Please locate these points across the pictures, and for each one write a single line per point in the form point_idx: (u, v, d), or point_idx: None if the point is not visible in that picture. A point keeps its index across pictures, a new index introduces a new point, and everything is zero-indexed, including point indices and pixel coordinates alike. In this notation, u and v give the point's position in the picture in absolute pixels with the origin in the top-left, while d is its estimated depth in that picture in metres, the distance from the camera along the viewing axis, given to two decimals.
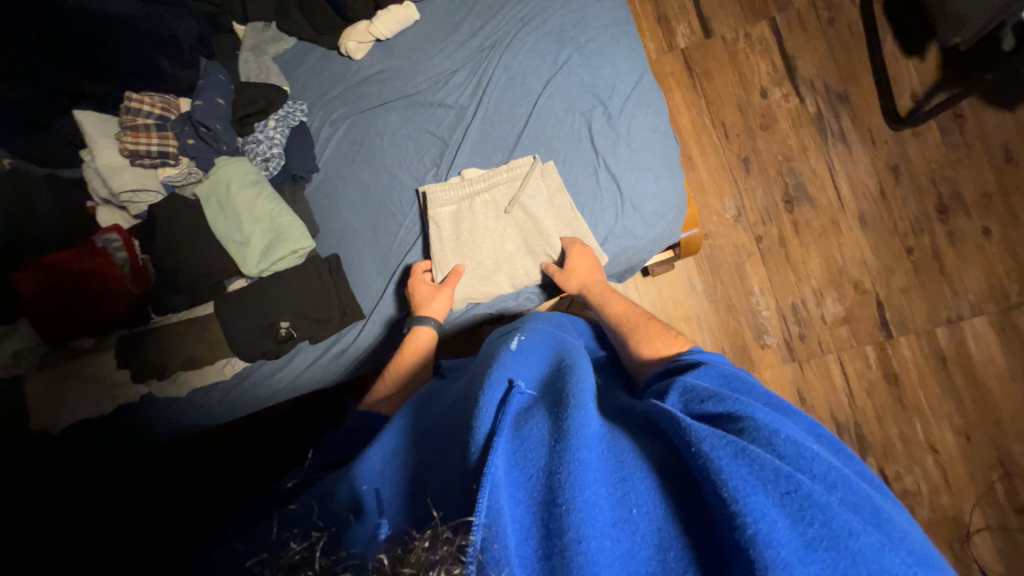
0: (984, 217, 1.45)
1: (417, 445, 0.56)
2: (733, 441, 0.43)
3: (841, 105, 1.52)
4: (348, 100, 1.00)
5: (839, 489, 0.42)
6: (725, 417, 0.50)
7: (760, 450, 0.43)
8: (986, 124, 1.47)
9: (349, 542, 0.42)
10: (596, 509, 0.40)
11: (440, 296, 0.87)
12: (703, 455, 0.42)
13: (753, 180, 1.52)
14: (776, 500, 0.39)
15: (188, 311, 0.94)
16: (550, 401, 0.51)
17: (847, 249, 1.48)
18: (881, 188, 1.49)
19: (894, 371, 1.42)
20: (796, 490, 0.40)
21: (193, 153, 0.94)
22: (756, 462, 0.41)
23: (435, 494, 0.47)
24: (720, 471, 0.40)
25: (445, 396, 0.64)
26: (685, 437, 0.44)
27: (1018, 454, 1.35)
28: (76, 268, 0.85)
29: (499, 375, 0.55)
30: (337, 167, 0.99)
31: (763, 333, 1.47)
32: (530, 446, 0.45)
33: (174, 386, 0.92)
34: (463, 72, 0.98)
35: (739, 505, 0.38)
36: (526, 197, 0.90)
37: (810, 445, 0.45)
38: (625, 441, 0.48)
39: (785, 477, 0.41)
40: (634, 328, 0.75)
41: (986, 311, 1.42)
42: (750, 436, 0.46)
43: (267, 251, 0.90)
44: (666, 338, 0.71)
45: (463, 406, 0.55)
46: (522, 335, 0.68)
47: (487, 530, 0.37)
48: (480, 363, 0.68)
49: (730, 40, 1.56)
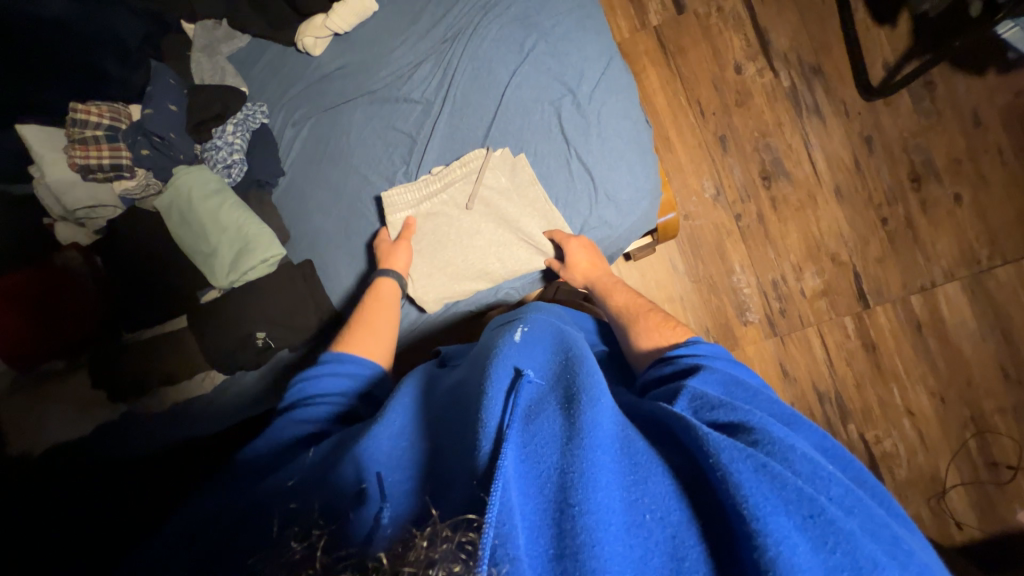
0: (956, 183, 1.47)
1: (423, 435, 0.56)
2: (753, 456, 0.44)
3: (814, 77, 1.52)
4: (310, 99, 0.97)
5: (858, 513, 0.43)
6: (735, 427, 0.49)
7: (781, 468, 0.43)
8: (956, 90, 1.48)
9: (347, 539, 0.42)
10: (609, 513, 0.41)
11: (406, 251, 0.88)
12: (722, 468, 0.43)
13: (730, 158, 1.52)
14: (797, 523, 0.40)
15: (161, 326, 0.91)
16: (560, 397, 0.52)
17: (824, 222, 1.50)
18: (856, 159, 1.50)
19: (872, 339, 1.46)
20: (820, 514, 0.40)
21: (148, 164, 0.88)
22: (775, 479, 0.42)
23: (432, 492, 0.47)
24: (740, 486, 0.41)
25: (447, 385, 0.65)
26: (704, 447, 0.45)
27: (990, 411, 1.41)
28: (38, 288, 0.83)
29: (506, 363, 0.57)
30: (304, 171, 0.96)
31: (744, 310, 1.49)
32: (542, 441, 0.46)
33: (155, 402, 0.91)
34: (427, 64, 0.94)
35: (760, 524, 0.39)
36: (486, 191, 0.89)
37: (826, 466, 0.46)
38: (639, 442, 0.48)
39: (808, 500, 0.41)
40: (636, 318, 0.76)
41: (958, 276, 1.46)
42: (764, 448, 0.46)
43: (235, 261, 0.86)
44: (666, 328, 0.72)
45: (468, 398, 0.56)
46: (525, 326, 0.69)
47: (499, 529, 0.37)
48: (483, 351, 0.67)
49: (702, 15, 1.53)
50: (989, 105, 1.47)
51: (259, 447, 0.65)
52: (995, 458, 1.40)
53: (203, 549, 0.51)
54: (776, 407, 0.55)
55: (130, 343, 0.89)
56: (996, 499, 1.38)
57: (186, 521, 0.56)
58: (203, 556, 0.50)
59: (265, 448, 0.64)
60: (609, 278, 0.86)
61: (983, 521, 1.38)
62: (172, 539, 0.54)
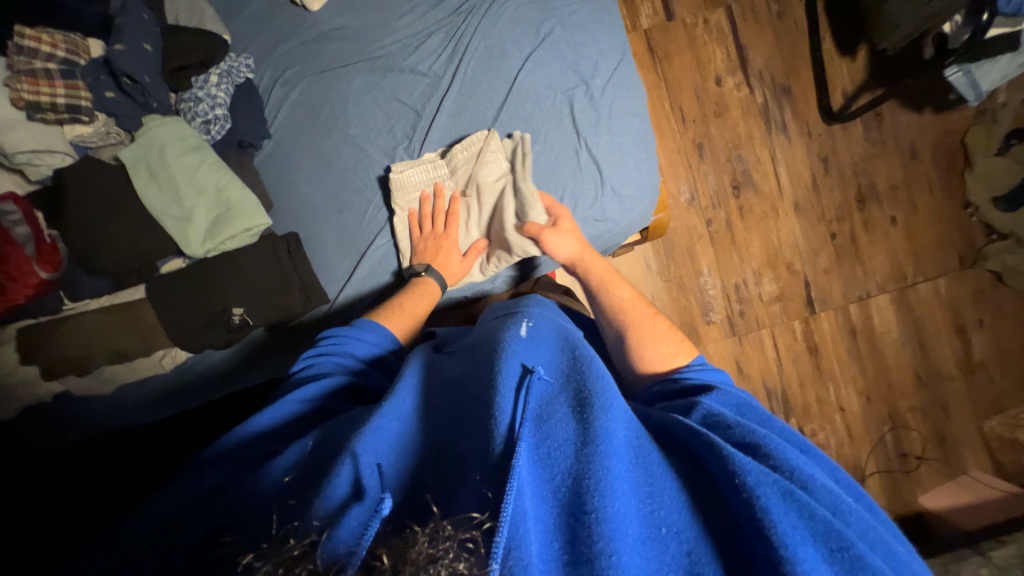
0: (892, 207, 1.65)
1: (426, 430, 0.55)
2: (779, 481, 0.45)
3: (784, 97, 1.63)
4: (304, 57, 0.89)
5: (878, 548, 0.45)
6: (751, 448, 0.51)
7: (809, 498, 0.45)
8: (900, 124, 1.65)
9: (341, 516, 0.43)
10: (626, 523, 0.41)
11: (464, 269, 0.88)
12: (749, 490, 0.44)
13: (705, 165, 1.60)
14: (824, 555, 0.42)
15: (113, 296, 0.80)
16: (571, 399, 0.53)
17: (783, 233, 1.62)
18: (813, 177, 1.64)
19: (815, 342, 1.61)
20: (849, 549, 0.42)
21: (111, 108, 0.76)
22: (802, 507, 0.44)
23: (434, 491, 0.46)
24: (767, 510, 0.43)
25: (448, 376, 0.63)
26: (729, 468, 0.46)
27: (903, 410, 1.61)
28: None
29: (512, 360, 0.57)
30: (293, 137, 0.88)
31: (708, 311, 1.58)
32: (555, 445, 0.47)
33: (99, 381, 0.81)
34: (437, 37, 0.90)
35: (790, 553, 0.40)
36: (483, 176, 0.86)
37: (846, 499, 0.47)
38: (654, 454, 0.49)
39: (836, 533, 0.43)
40: (640, 323, 0.75)
41: (888, 290, 1.64)
42: (784, 474, 0.48)
43: (214, 227, 0.78)
44: (671, 339, 0.71)
45: (474, 396, 0.55)
46: (529, 321, 0.68)
47: (513, 531, 0.38)
48: (485, 344, 0.65)
49: (689, 25, 1.59)
50: (924, 140, 1.65)
51: (238, 433, 0.62)
52: (905, 450, 1.60)
53: (186, 530, 0.49)
54: (789, 435, 0.58)
55: (71, 314, 0.78)
56: (903, 486, 1.59)
57: (171, 505, 0.53)
58: (193, 545, 0.47)
59: (245, 436, 0.61)
60: (592, 256, 0.85)
61: (891, 504, 1.57)
62: (157, 524, 0.51)
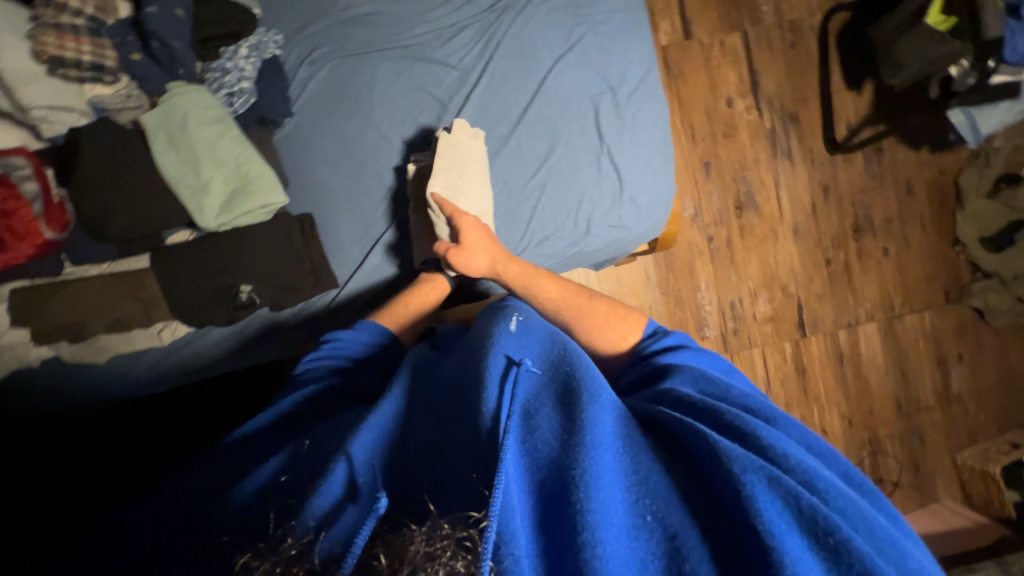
0: (886, 239, 1.70)
1: (409, 425, 0.53)
2: (765, 467, 0.44)
3: (791, 124, 1.67)
4: (334, 38, 0.88)
5: (858, 525, 0.43)
6: (734, 431, 0.49)
7: (794, 482, 0.43)
8: (898, 160, 1.70)
9: (335, 518, 0.42)
10: (612, 513, 0.41)
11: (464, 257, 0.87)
12: (735, 478, 0.43)
13: (711, 183, 1.63)
14: (807, 542, 0.41)
15: (117, 264, 0.79)
16: (557, 391, 0.52)
17: (780, 256, 1.66)
18: (813, 204, 1.68)
19: (803, 365, 1.65)
20: (834, 533, 0.41)
21: (138, 72, 0.75)
22: (787, 492, 0.43)
23: (433, 489, 0.44)
24: (753, 499, 0.42)
25: (443, 375, 0.60)
26: (716, 456, 0.45)
27: (883, 436, 1.66)
28: None
29: (497, 353, 0.56)
30: (315, 118, 0.87)
31: (703, 326, 1.61)
32: (540, 437, 0.47)
33: (92, 349, 0.78)
34: (468, 31, 0.90)
35: (776, 542, 0.40)
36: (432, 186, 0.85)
37: (824, 476, 0.45)
38: (639, 443, 0.49)
39: (821, 518, 0.42)
40: (581, 315, 0.76)
41: (876, 318, 1.69)
42: (768, 458, 0.46)
43: (229, 200, 0.77)
44: (617, 322, 0.74)
45: (462, 390, 0.54)
46: (520, 316, 0.66)
47: (502, 526, 0.38)
48: (473, 340, 0.63)
49: (706, 46, 1.62)
50: (920, 177, 1.71)
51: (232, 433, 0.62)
52: (882, 476, 1.64)
53: (181, 528, 0.48)
54: (752, 401, 0.55)
55: (73, 278, 0.76)
56: None
57: (169, 498, 0.53)
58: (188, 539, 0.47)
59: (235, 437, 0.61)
60: (506, 257, 0.81)
61: None
62: (155, 517, 0.51)
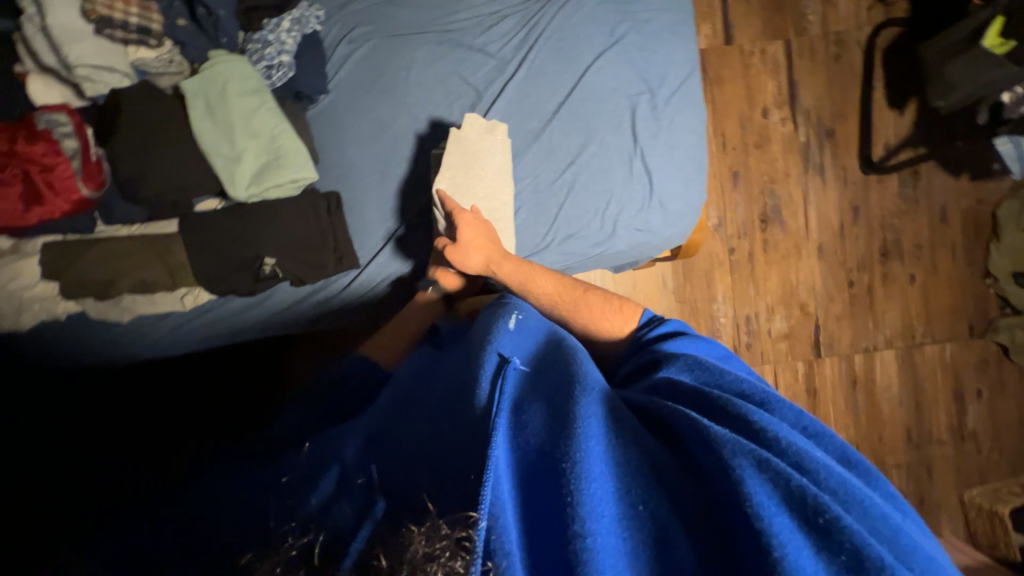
0: (913, 266, 1.65)
1: (402, 423, 0.52)
2: (755, 450, 0.41)
3: (827, 140, 1.62)
4: (375, 18, 0.88)
5: (851, 506, 0.39)
6: (726, 411, 0.47)
7: (784, 464, 0.40)
8: (935, 185, 1.65)
9: (330, 518, 0.41)
10: (601, 503, 0.39)
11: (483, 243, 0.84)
12: (724, 463, 0.41)
13: (737, 194, 1.60)
14: (797, 524, 0.38)
15: (144, 227, 0.80)
16: (549, 384, 0.50)
17: (802, 273, 1.63)
18: (841, 224, 1.64)
19: (815, 386, 1.62)
20: (826, 513, 0.37)
21: (180, 37, 0.76)
22: (778, 473, 0.39)
23: (432, 489, 0.42)
24: (743, 483, 0.39)
25: (441, 377, 0.57)
26: (707, 443, 0.43)
27: (890, 466, 1.62)
28: (19, 151, 0.70)
29: (490, 350, 0.53)
30: (351, 97, 0.87)
31: (716, 338, 1.59)
32: (529, 429, 0.45)
33: (116, 309, 0.80)
34: (510, 21, 0.90)
35: (767, 525, 0.37)
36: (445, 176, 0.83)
37: (815, 454, 0.42)
38: (629, 428, 0.46)
39: (811, 499, 0.38)
40: (575, 307, 0.74)
41: (895, 346, 1.65)
42: (760, 441, 0.43)
43: (261, 172, 0.78)
44: (609, 310, 0.73)
45: (456, 387, 0.52)
46: (519, 313, 0.65)
47: (493, 517, 0.36)
48: (471, 338, 0.61)
49: (746, 53, 1.58)
50: (956, 205, 1.66)
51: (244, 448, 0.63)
52: None
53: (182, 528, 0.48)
54: (743, 384, 0.52)
55: (102, 237, 0.78)
56: None
57: (183, 507, 0.52)
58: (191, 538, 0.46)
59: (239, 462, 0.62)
60: (501, 253, 0.79)
61: None
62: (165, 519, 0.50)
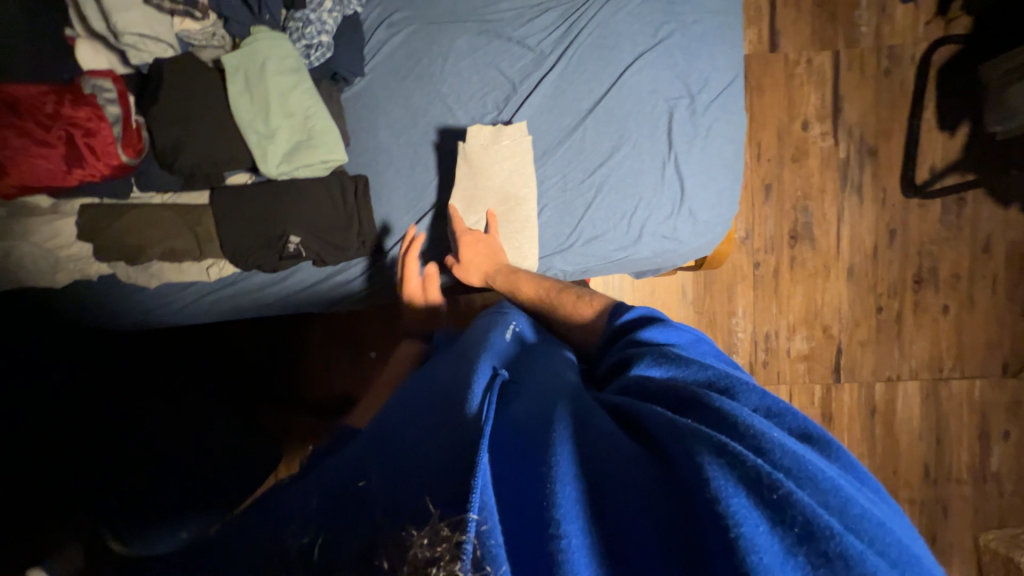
0: (948, 296, 1.58)
1: (399, 414, 0.50)
2: (713, 436, 0.36)
3: (868, 158, 1.56)
4: (416, 2, 0.87)
5: (805, 482, 0.34)
6: (693, 402, 0.41)
7: (742, 446, 0.35)
8: (981, 214, 1.57)
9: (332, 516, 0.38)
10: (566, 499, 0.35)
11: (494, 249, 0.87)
12: (684, 451, 0.36)
13: (768, 208, 1.55)
14: (753, 502, 0.32)
15: (181, 198, 0.82)
16: (535, 389, 0.48)
17: (829, 294, 1.57)
18: (875, 247, 1.58)
19: (830, 411, 1.58)
20: (778, 486, 0.33)
21: (224, 11, 0.76)
22: (737, 458, 0.34)
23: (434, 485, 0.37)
24: (703, 469, 0.34)
25: (434, 374, 0.55)
26: (670, 431, 0.38)
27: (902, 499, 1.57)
28: (62, 112, 0.71)
29: (485, 361, 0.51)
30: (385, 81, 0.87)
31: (732, 352, 1.55)
32: (506, 430, 0.42)
33: (144, 274, 0.82)
34: (552, 14, 0.88)
35: (724, 509, 0.32)
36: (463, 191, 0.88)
37: (772, 431, 0.37)
38: (593, 420, 0.42)
39: (767, 475, 0.33)
40: (553, 301, 0.72)
41: (920, 377, 1.59)
42: (720, 426, 0.38)
43: (292, 151, 0.78)
44: (582, 301, 0.69)
45: (441, 389, 0.50)
46: (514, 326, 0.64)
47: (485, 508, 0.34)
48: (464, 340, 0.60)
49: (791, 62, 1.52)
50: (1001, 236, 1.58)
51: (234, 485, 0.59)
52: None
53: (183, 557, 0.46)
54: (708, 370, 0.46)
55: (136, 204, 0.80)
56: None
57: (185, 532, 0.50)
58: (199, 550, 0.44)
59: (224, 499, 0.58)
60: (496, 265, 0.82)
61: None
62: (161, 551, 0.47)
